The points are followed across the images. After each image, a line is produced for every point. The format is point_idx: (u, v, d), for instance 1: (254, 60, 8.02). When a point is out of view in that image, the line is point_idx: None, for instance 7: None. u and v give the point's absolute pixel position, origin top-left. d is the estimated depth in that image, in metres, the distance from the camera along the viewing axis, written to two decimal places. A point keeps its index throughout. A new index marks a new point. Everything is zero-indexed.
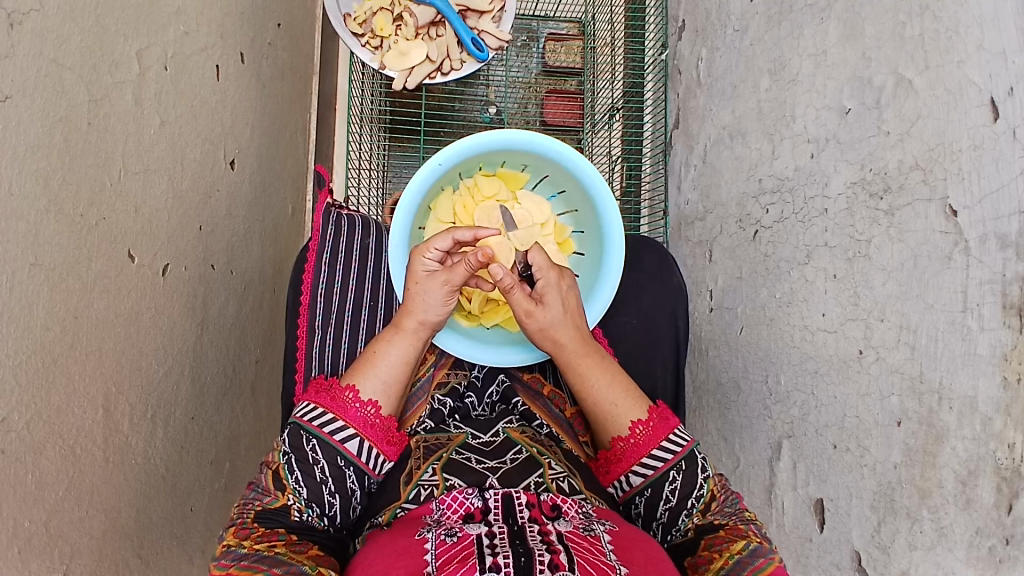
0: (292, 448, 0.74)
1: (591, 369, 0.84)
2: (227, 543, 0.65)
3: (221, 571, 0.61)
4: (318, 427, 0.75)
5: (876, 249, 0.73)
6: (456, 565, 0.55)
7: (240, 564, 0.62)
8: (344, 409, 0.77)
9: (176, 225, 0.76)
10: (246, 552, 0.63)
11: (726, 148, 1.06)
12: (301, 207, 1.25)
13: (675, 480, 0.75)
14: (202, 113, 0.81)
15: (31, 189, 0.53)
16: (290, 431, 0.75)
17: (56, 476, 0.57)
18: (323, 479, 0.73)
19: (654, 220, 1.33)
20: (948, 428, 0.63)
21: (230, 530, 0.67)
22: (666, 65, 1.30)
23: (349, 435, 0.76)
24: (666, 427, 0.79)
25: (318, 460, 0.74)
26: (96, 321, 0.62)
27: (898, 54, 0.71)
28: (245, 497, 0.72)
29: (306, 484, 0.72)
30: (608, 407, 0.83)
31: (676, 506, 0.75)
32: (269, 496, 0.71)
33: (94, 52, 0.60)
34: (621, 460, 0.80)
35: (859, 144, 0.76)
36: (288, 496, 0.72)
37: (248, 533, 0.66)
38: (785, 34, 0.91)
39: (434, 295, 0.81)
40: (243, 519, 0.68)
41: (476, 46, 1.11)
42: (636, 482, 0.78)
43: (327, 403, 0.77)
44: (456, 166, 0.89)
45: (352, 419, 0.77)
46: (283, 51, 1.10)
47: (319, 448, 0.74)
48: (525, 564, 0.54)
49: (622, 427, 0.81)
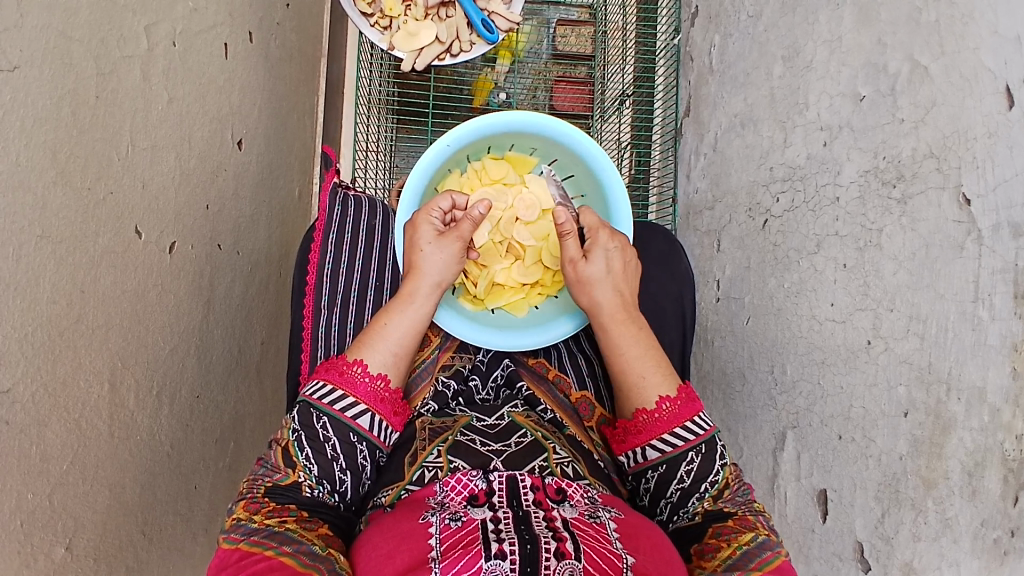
0: (302, 426, 0.73)
1: (625, 337, 0.83)
2: (238, 517, 0.65)
3: (231, 545, 0.61)
4: (329, 405, 0.75)
5: (887, 238, 0.72)
6: (460, 552, 0.55)
7: (251, 539, 0.62)
8: (353, 384, 0.76)
9: (183, 203, 0.76)
10: (257, 526, 0.63)
11: (737, 136, 1.05)
12: (307, 189, 1.25)
13: (692, 462, 0.75)
14: (210, 91, 0.81)
15: (39, 161, 0.53)
16: (300, 409, 0.74)
17: (61, 449, 0.57)
18: (334, 456, 0.73)
19: (663, 207, 1.32)
20: (955, 419, 0.63)
21: (240, 503, 0.67)
22: (678, 50, 1.27)
23: (360, 411, 0.75)
24: (691, 409, 0.78)
25: (328, 438, 0.73)
26: (103, 295, 0.62)
27: (913, 40, 0.70)
28: (254, 474, 0.71)
29: (317, 462, 0.72)
30: (634, 379, 0.81)
31: (688, 487, 0.74)
32: (279, 474, 0.71)
33: (103, 26, 0.60)
34: (641, 433, 0.79)
35: (873, 132, 0.75)
36: (299, 473, 0.71)
37: (259, 507, 0.66)
38: (800, 20, 0.90)
39: (440, 255, 0.83)
40: (253, 493, 0.68)
41: (486, 28, 1.09)
42: (651, 455, 0.77)
43: (337, 379, 0.76)
44: (463, 148, 0.90)
45: (362, 394, 0.76)
46: (291, 31, 1.10)
47: (330, 426, 0.74)
48: (531, 552, 0.54)
49: (647, 401, 0.80)
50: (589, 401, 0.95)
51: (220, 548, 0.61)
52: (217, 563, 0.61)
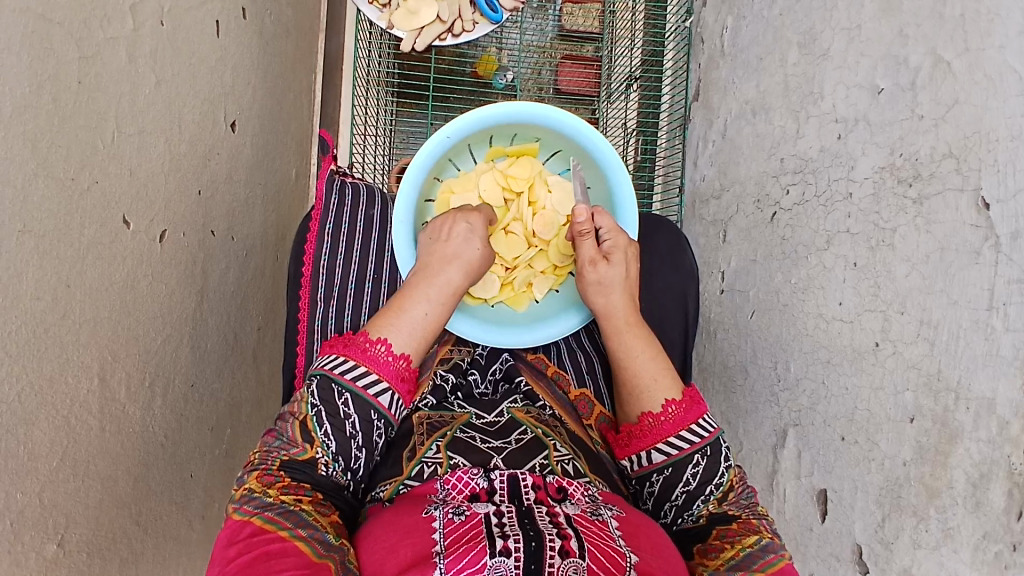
0: (322, 401, 0.71)
1: (636, 340, 0.83)
2: (250, 488, 0.64)
3: (243, 517, 0.61)
4: (351, 381, 0.72)
5: (901, 239, 0.70)
6: (467, 546, 0.55)
7: (265, 514, 0.61)
8: (377, 362, 0.74)
9: (174, 191, 0.74)
10: (272, 501, 0.62)
11: (748, 124, 1.02)
12: (305, 170, 1.22)
13: (698, 464, 0.73)
14: (200, 71, 0.78)
15: (19, 153, 0.50)
16: (319, 384, 0.72)
17: (49, 446, 0.56)
18: (353, 434, 0.71)
19: (668, 195, 1.28)
20: (962, 429, 0.61)
21: (252, 474, 0.66)
22: (689, 32, 1.23)
23: (382, 390, 0.73)
24: (695, 411, 0.77)
25: (348, 415, 0.71)
26: (91, 288, 0.60)
27: (937, 33, 0.67)
28: (268, 444, 0.70)
29: (335, 439, 0.70)
30: (645, 380, 0.80)
31: (693, 490, 0.73)
32: (296, 448, 0.70)
33: (85, 6, 0.57)
34: (647, 435, 0.78)
35: (891, 127, 0.72)
36: (316, 449, 0.70)
37: (273, 481, 0.65)
38: (818, 5, 0.86)
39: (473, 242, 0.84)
40: (267, 466, 0.67)
41: (490, 6, 1.06)
42: (656, 458, 0.76)
43: (359, 355, 0.74)
44: (464, 139, 0.90)
45: (384, 372, 0.74)
46: (287, 5, 1.06)
47: (350, 403, 0.71)
48: (536, 550, 0.53)
49: (654, 404, 0.79)
50: (589, 399, 0.94)
51: (231, 519, 0.61)
52: (225, 534, 0.60)
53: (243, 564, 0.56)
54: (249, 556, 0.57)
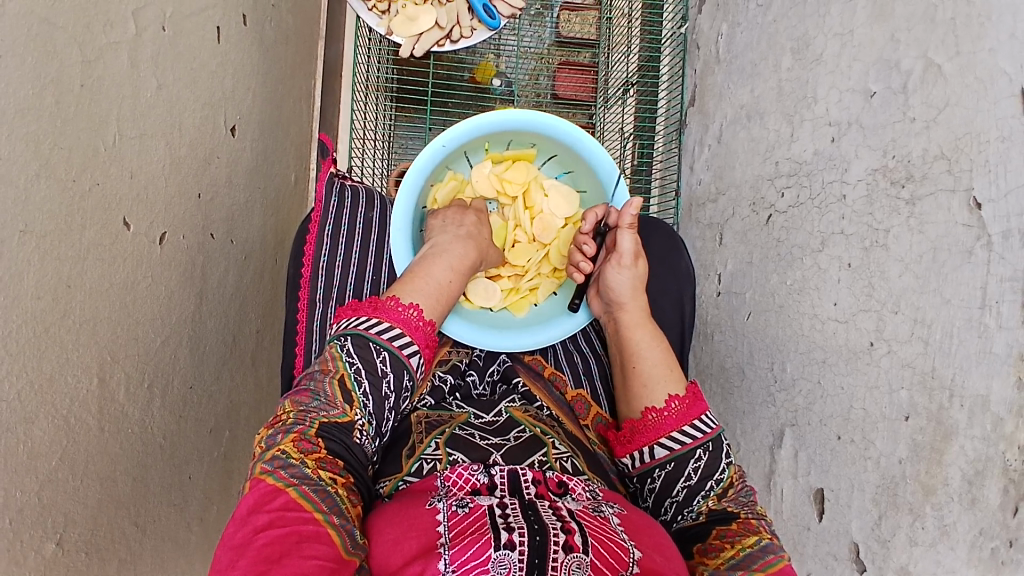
0: (361, 358, 0.71)
1: (644, 335, 0.86)
2: (287, 451, 0.61)
3: (278, 485, 0.58)
4: (386, 339, 0.73)
5: (894, 239, 0.71)
6: (472, 536, 0.55)
7: (301, 487, 0.58)
8: (411, 326, 0.76)
9: (174, 193, 0.75)
10: (309, 474, 0.60)
11: (743, 128, 1.03)
12: (304, 175, 1.23)
13: (700, 459, 0.74)
14: (201, 76, 0.79)
15: (22, 154, 0.51)
16: (357, 341, 0.72)
17: (49, 445, 0.56)
18: (387, 394, 0.72)
19: (664, 198, 1.29)
20: (956, 426, 0.62)
21: (289, 435, 0.63)
22: (684, 38, 1.24)
23: (414, 350, 0.75)
24: (696, 408, 0.77)
25: (386, 373, 0.72)
26: (91, 288, 0.61)
27: (928, 36, 0.68)
28: (304, 403, 0.67)
29: (372, 400, 0.70)
30: (658, 371, 0.83)
31: (694, 485, 0.74)
32: (335, 410, 0.67)
33: (88, 10, 0.58)
34: (649, 431, 0.78)
35: (883, 130, 0.73)
36: (354, 413, 0.68)
37: (310, 449, 0.62)
38: (811, 10, 0.87)
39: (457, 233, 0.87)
40: (306, 428, 0.64)
41: (487, 13, 1.07)
42: (659, 454, 0.76)
43: (393, 318, 0.75)
44: (461, 146, 0.91)
45: (417, 336, 0.76)
46: (287, 12, 1.07)
47: (388, 360, 0.72)
48: (541, 544, 0.54)
49: (657, 400, 0.80)
50: (585, 400, 0.95)
51: (264, 484, 0.58)
52: (253, 499, 0.56)
53: (270, 540, 0.53)
54: (280, 531, 0.54)
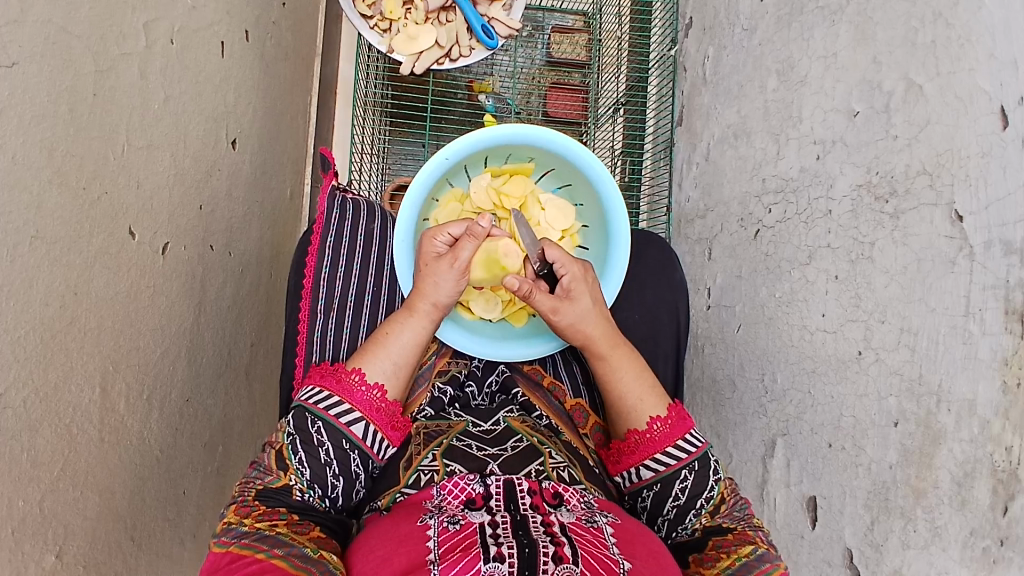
0: (297, 429, 0.73)
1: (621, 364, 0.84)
2: (228, 521, 0.64)
3: (222, 549, 0.60)
4: (325, 409, 0.74)
5: (879, 252, 0.74)
6: (460, 554, 0.55)
7: (241, 542, 0.61)
8: (351, 393, 0.75)
9: (177, 203, 0.75)
10: (247, 530, 0.62)
11: (730, 147, 1.06)
12: (298, 190, 1.24)
13: (686, 479, 0.76)
14: (206, 90, 0.80)
15: (36, 159, 0.51)
16: (296, 413, 0.74)
17: (51, 455, 0.56)
18: (327, 461, 0.72)
19: (654, 213, 1.33)
20: (945, 430, 0.64)
21: (230, 507, 0.66)
22: (673, 61, 1.28)
23: (355, 418, 0.74)
24: (681, 429, 0.79)
25: (322, 442, 0.72)
26: (96, 296, 0.61)
27: (909, 59, 0.72)
28: (247, 476, 0.70)
29: (310, 466, 0.71)
30: (634, 401, 0.83)
31: (684, 503, 0.75)
32: (270, 476, 0.70)
33: (103, 22, 0.59)
34: (635, 452, 0.80)
35: (867, 148, 0.76)
36: (290, 476, 0.71)
37: (249, 511, 0.65)
38: (795, 34, 0.91)
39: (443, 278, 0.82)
40: (243, 498, 0.67)
41: (486, 33, 1.09)
42: (645, 475, 0.78)
43: (334, 386, 0.76)
44: (462, 160, 0.93)
45: (359, 403, 0.75)
46: (286, 30, 1.08)
47: (324, 430, 0.73)
48: (529, 556, 0.54)
49: (640, 421, 0.81)
50: (584, 409, 0.95)
51: (210, 553, 0.60)
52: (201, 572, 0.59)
53: None
54: None
